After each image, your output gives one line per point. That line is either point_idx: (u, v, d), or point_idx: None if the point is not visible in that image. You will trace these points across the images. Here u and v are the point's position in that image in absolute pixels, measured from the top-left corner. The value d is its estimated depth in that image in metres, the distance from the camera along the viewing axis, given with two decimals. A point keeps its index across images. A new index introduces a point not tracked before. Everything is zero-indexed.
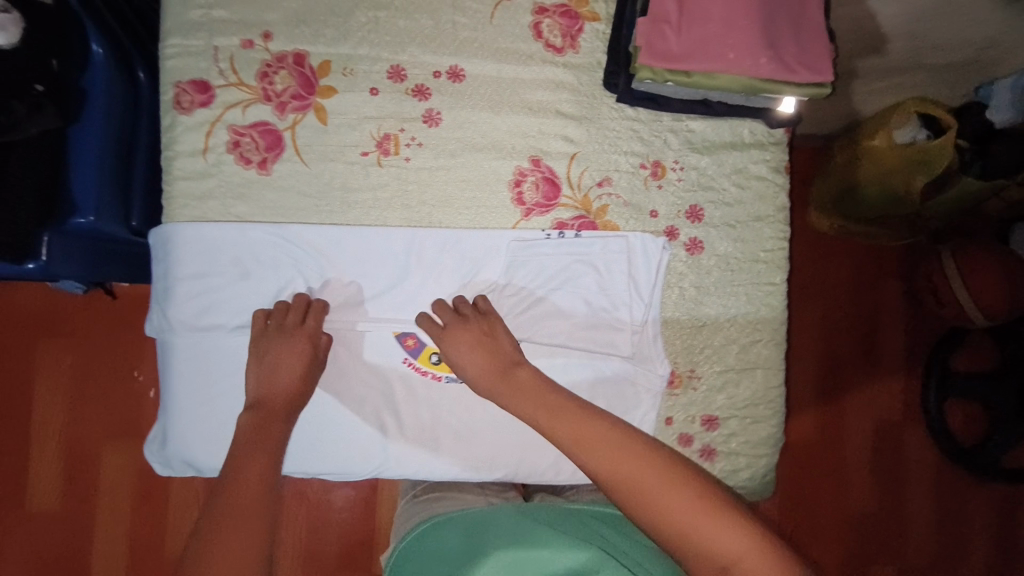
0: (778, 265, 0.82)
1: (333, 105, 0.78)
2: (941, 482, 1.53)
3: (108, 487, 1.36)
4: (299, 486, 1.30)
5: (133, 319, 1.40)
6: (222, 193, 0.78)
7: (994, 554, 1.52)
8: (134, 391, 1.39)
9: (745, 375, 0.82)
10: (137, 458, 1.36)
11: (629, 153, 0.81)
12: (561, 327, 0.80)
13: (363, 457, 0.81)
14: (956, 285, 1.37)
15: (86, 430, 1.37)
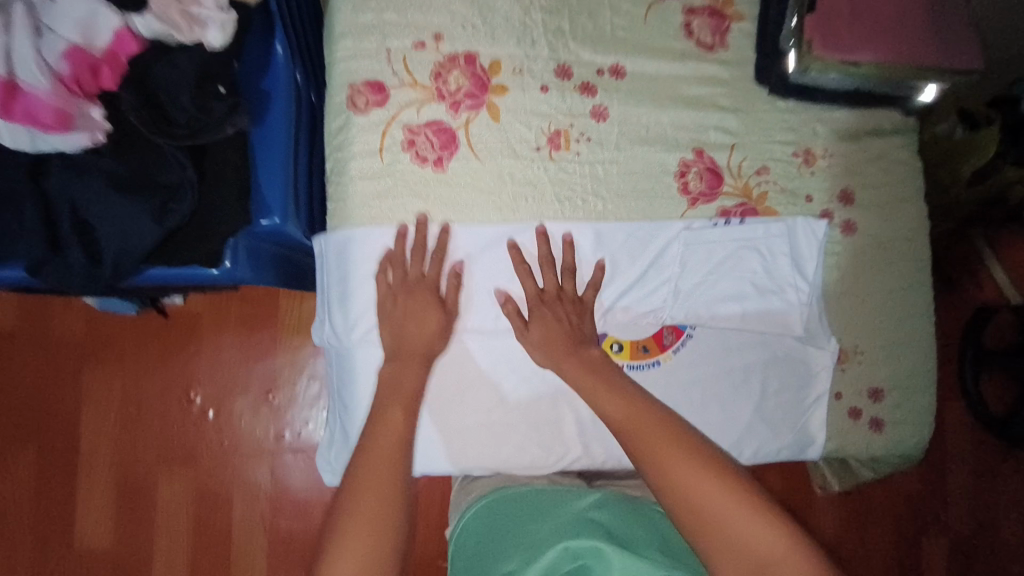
0: (923, 242, 0.87)
1: (505, 103, 0.80)
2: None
3: (164, 532, 1.17)
4: None
5: (187, 338, 1.20)
6: (400, 192, 0.77)
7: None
8: (191, 416, 1.19)
9: (904, 349, 0.85)
10: (200, 485, 1.18)
11: (782, 142, 0.85)
12: (734, 312, 0.82)
13: (550, 454, 0.80)
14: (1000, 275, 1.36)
15: (138, 464, 1.18)
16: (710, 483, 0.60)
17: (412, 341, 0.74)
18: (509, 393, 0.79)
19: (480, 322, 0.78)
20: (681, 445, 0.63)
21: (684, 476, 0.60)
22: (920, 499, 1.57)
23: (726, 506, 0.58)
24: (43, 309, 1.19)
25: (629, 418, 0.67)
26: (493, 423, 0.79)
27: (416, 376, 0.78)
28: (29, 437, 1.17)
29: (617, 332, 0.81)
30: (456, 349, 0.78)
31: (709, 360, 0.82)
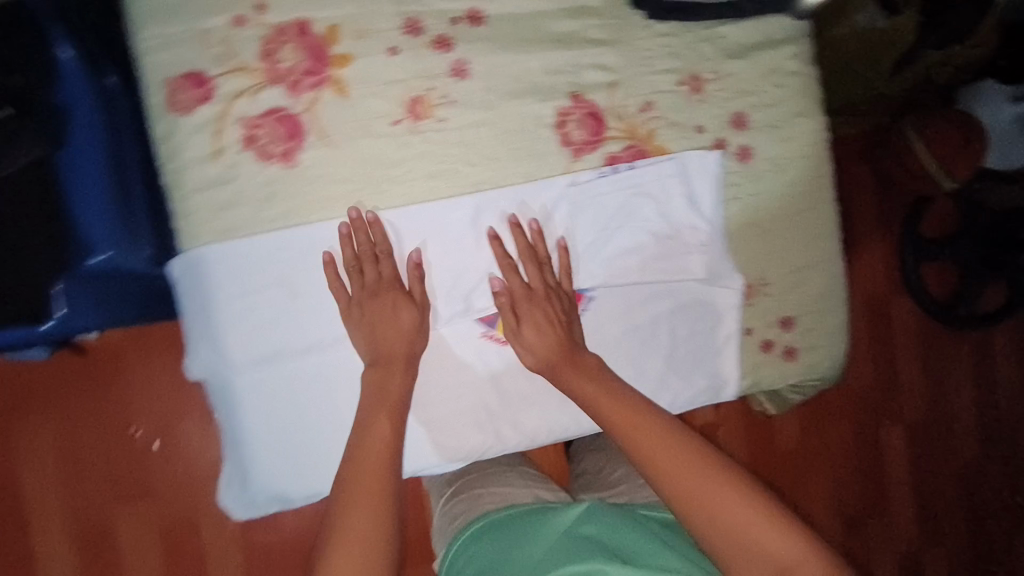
0: (824, 157, 0.83)
1: (352, 75, 0.70)
2: (921, 342, 1.80)
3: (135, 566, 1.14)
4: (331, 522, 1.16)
5: (113, 372, 1.14)
6: (250, 197, 0.70)
7: (969, 389, 1.83)
8: (137, 449, 1.15)
9: (810, 272, 0.83)
10: (162, 519, 1.15)
11: (666, 72, 0.78)
12: (633, 264, 0.79)
13: (462, 443, 0.78)
14: (917, 147, 1.50)
15: (90, 507, 1.13)
16: (720, 492, 0.65)
17: (389, 341, 0.73)
18: (409, 390, 0.76)
19: (449, 310, 0.76)
20: (691, 458, 0.68)
21: (699, 487, 0.65)
22: (861, 389, 1.75)
23: (738, 514, 0.64)
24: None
25: (633, 423, 0.71)
26: None
27: (307, 389, 0.74)
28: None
29: (512, 307, 0.78)
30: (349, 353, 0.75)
31: (612, 318, 0.80)
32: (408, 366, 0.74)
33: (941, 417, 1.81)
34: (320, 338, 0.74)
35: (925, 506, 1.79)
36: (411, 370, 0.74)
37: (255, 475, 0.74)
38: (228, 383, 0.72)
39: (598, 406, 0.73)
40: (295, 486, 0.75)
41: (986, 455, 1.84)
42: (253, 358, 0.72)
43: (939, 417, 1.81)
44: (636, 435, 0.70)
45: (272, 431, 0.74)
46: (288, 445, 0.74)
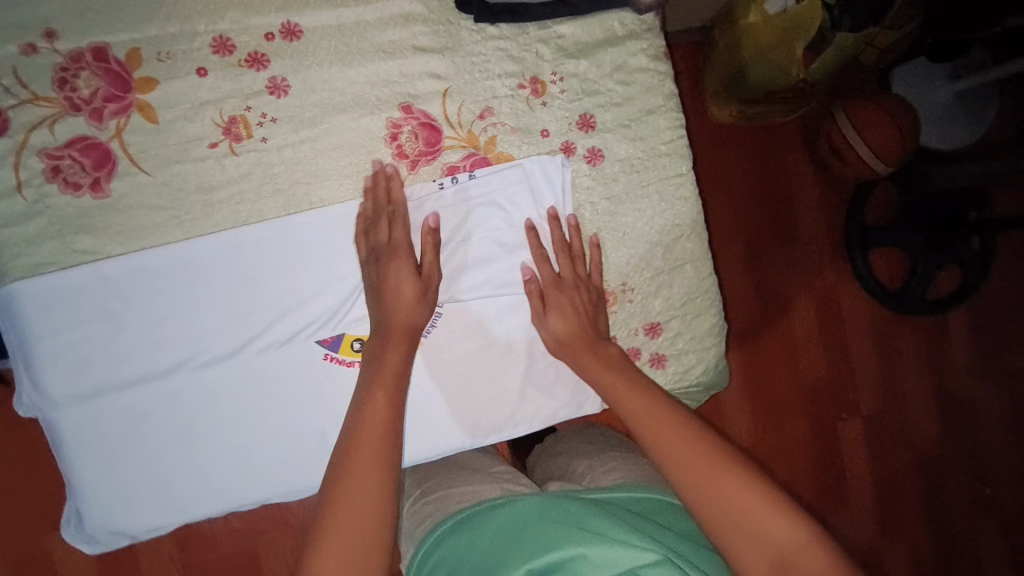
0: (682, 154, 0.79)
1: (159, 100, 0.68)
2: (876, 326, 1.61)
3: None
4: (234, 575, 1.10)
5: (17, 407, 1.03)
6: (58, 230, 0.67)
7: (933, 378, 1.63)
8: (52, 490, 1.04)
9: (676, 275, 0.80)
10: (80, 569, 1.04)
11: (503, 75, 0.75)
12: (482, 277, 0.75)
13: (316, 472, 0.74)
14: (852, 139, 1.41)
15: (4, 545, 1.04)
16: (731, 477, 0.61)
17: (391, 316, 0.69)
18: (250, 420, 0.72)
19: (461, 288, 0.75)
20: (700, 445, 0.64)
21: (707, 473, 0.62)
22: (814, 380, 1.58)
23: (745, 505, 0.59)
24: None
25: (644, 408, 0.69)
26: (238, 454, 0.72)
27: (141, 422, 0.69)
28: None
29: (354, 329, 0.73)
30: (184, 385, 0.70)
31: (466, 332, 0.76)
32: (408, 342, 0.70)
33: (906, 407, 1.62)
34: (147, 371, 0.69)
35: (891, 506, 1.59)
36: (410, 349, 0.70)
37: (88, 514, 0.70)
38: (52, 423, 0.68)
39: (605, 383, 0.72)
40: (133, 525, 0.71)
41: (959, 450, 1.63)
42: (75, 395, 0.68)
43: (904, 407, 1.62)
44: (646, 420, 0.67)
45: (103, 471, 0.69)
46: (122, 484, 0.70)
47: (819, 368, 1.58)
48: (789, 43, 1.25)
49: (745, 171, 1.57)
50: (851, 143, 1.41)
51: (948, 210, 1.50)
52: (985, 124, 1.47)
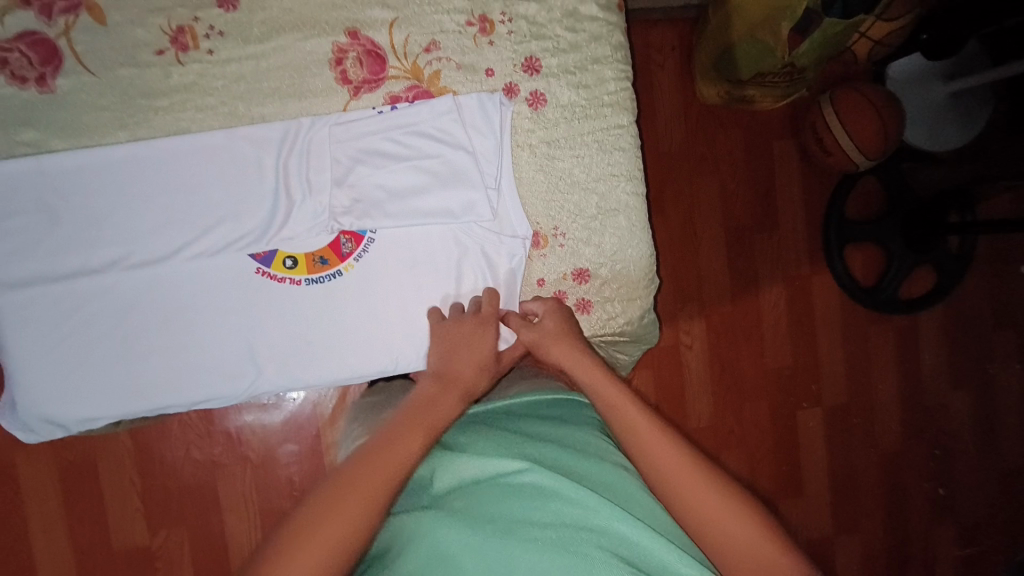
0: (625, 106, 0.81)
1: (108, 3, 0.69)
2: (847, 321, 1.57)
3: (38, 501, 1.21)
4: (181, 499, 1.18)
5: None
6: (4, 120, 0.70)
7: (901, 380, 1.59)
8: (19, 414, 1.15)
9: (609, 223, 0.81)
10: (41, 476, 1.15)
11: (452, 11, 0.76)
12: (413, 207, 0.78)
13: (243, 379, 0.77)
14: (838, 133, 1.37)
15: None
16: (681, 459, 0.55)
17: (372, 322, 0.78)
18: (178, 322, 0.75)
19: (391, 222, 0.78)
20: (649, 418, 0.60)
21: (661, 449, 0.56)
22: (781, 366, 1.54)
23: (687, 480, 0.54)
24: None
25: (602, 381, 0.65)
26: (168, 355, 0.75)
27: (73, 313, 0.73)
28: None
29: (287, 245, 0.77)
30: (117, 282, 0.74)
31: (394, 259, 0.80)
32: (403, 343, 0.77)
33: (871, 408, 1.58)
34: (82, 266, 0.73)
35: (846, 505, 1.56)
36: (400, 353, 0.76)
37: (22, 399, 0.73)
38: None
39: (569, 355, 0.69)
40: (62, 414, 0.73)
41: (922, 453, 1.59)
42: (15, 282, 0.71)
43: (867, 406, 1.58)
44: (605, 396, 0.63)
45: (36, 357, 0.73)
46: (52, 371, 0.73)
47: (784, 358, 1.54)
48: (777, 22, 1.24)
49: (731, 154, 1.51)
50: (836, 136, 1.38)
51: (927, 210, 1.41)
52: (971, 132, 1.43)
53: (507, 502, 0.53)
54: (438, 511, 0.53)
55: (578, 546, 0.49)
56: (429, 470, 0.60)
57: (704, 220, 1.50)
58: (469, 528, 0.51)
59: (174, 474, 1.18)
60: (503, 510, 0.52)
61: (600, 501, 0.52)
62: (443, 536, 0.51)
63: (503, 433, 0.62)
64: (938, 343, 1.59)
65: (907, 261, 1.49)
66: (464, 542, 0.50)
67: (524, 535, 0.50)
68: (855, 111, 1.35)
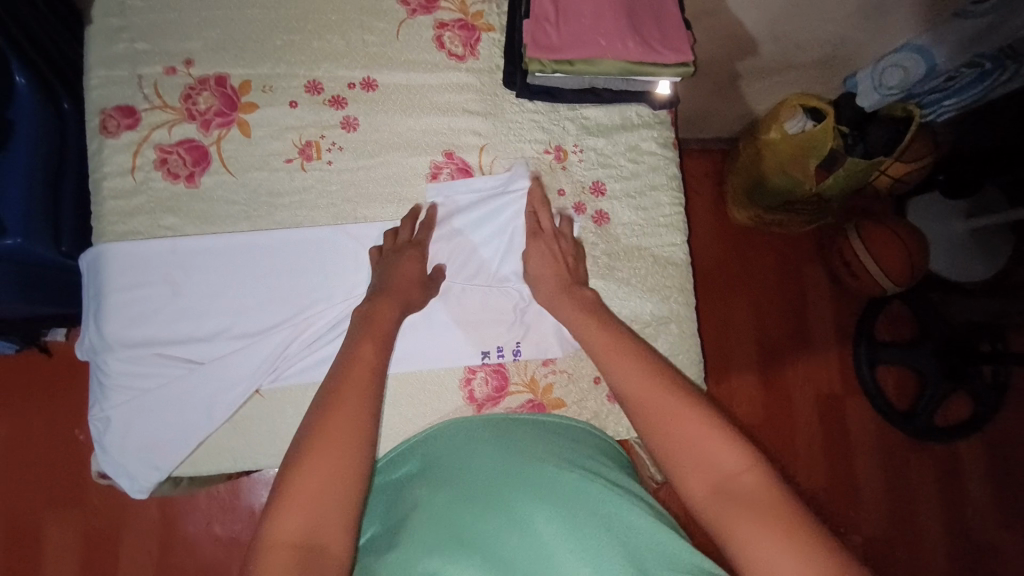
0: (677, 227, 0.91)
1: (255, 120, 0.85)
2: (885, 445, 1.55)
3: (50, 564, 1.27)
4: (208, 564, 1.29)
5: (67, 377, 1.34)
6: (152, 207, 0.82)
7: (943, 511, 1.53)
8: (77, 452, 1.32)
9: (662, 329, 0.88)
10: (86, 522, 1.29)
11: (533, 141, 0.90)
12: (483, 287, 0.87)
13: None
14: (865, 258, 1.46)
15: (24, 507, 1.29)
16: (684, 419, 0.61)
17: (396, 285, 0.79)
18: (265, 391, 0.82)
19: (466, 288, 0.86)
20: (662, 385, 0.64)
21: (655, 408, 0.62)
22: (814, 487, 1.51)
23: (691, 433, 0.60)
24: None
25: (613, 352, 0.70)
26: (248, 426, 0.82)
27: (173, 374, 0.80)
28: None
29: None
30: (219, 351, 0.82)
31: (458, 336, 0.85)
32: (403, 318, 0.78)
33: (912, 544, 1.51)
34: (190, 336, 0.82)
35: None
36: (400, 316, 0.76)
37: (110, 455, 0.79)
38: (104, 362, 0.80)
39: (591, 337, 0.74)
40: (148, 467, 0.79)
41: None
42: (128, 349, 0.80)
43: (910, 538, 1.51)
44: (616, 363, 0.69)
45: (135, 414, 0.79)
46: (147, 429, 0.80)
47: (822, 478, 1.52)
48: (804, 161, 1.35)
49: (762, 271, 1.61)
50: (862, 261, 1.46)
51: (959, 343, 1.46)
52: (995, 264, 1.52)
53: (527, 495, 0.62)
54: (429, 510, 0.63)
55: (594, 539, 0.58)
56: (460, 459, 0.69)
57: (736, 330, 1.57)
58: (486, 514, 0.61)
59: (206, 536, 1.30)
60: (495, 504, 0.62)
61: (612, 507, 0.62)
62: (465, 520, 0.61)
63: (521, 440, 0.72)
64: (979, 475, 1.55)
65: (943, 386, 1.49)
66: (454, 545, 0.59)
67: (543, 523, 0.59)
68: (880, 241, 1.44)
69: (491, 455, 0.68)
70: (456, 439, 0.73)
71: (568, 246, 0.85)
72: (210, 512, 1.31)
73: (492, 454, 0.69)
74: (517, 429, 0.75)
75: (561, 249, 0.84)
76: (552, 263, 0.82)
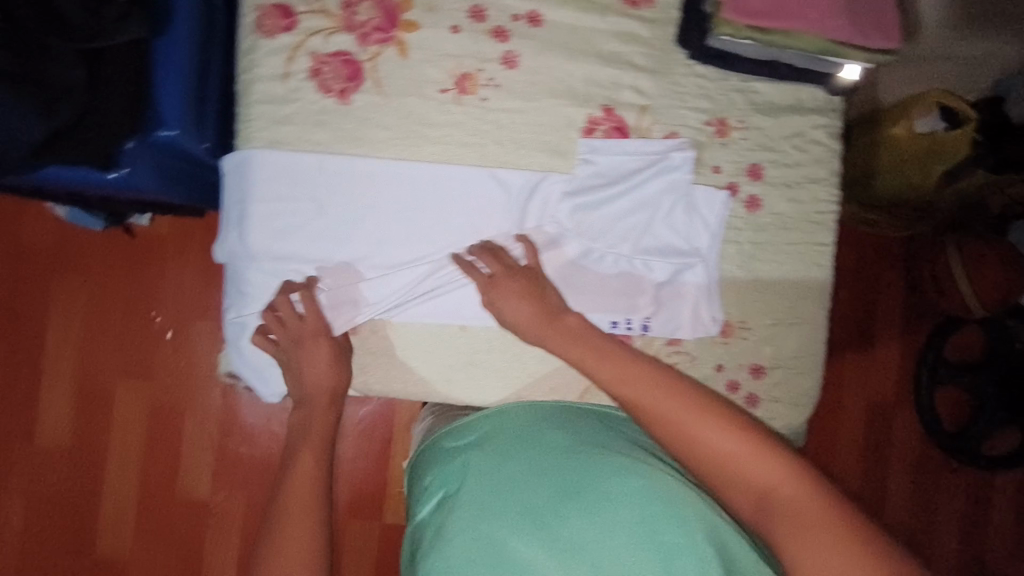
0: (828, 226, 0.87)
1: (414, 41, 0.79)
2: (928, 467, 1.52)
3: (119, 432, 1.34)
4: (266, 457, 1.36)
5: (147, 259, 1.34)
6: (303, 120, 0.79)
7: (973, 540, 1.53)
8: (150, 333, 1.34)
9: (791, 329, 0.86)
10: (154, 399, 1.34)
11: (697, 110, 0.84)
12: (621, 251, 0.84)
13: (444, 387, 0.86)
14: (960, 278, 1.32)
15: (98, 374, 1.33)
16: (706, 423, 0.63)
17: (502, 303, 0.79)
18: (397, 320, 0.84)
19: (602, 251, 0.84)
20: (676, 400, 0.65)
21: (684, 433, 0.63)
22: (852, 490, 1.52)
23: (717, 447, 0.62)
24: (19, 220, 1.32)
25: (624, 379, 0.69)
26: (379, 354, 0.85)
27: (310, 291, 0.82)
28: (2, 330, 1.32)
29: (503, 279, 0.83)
30: (356, 276, 0.82)
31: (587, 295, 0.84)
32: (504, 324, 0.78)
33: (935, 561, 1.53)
34: (329, 256, 0.82)
35: None
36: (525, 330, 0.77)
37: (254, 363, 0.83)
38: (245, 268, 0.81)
39: (586, 361, 0.73)
40: (281, 375, 0.83)
41: None
42: (271, 260, 0.80)
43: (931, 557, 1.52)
44: (627, 386, 0.68)
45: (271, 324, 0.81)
46: None
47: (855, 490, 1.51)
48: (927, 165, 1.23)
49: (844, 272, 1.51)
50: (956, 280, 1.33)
51: None
52: None
53: (592, 481, 0.67)
54: (487, 486, 0.70)
55: (661, 537, 0.62)
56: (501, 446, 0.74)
57: None
58: (525, 512, 0.67)
59: (268, 431, 1.36)
60: (562, 489, 0.67)
61: (679, 496, 0.65)
62: (511, 511, 0.67)
63: (562, 431, 0.75)
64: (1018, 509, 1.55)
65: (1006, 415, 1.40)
66: (515, 528, 0.65)
67: (602, 517, 0.64)
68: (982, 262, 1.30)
69: (538, 446, 0.73)
70: (498, 425, 0.78)
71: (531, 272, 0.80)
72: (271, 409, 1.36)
73: (539, 445, 0.73)
74: (559, 417, 0.79)
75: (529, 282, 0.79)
76: (516, 301, 0.78)
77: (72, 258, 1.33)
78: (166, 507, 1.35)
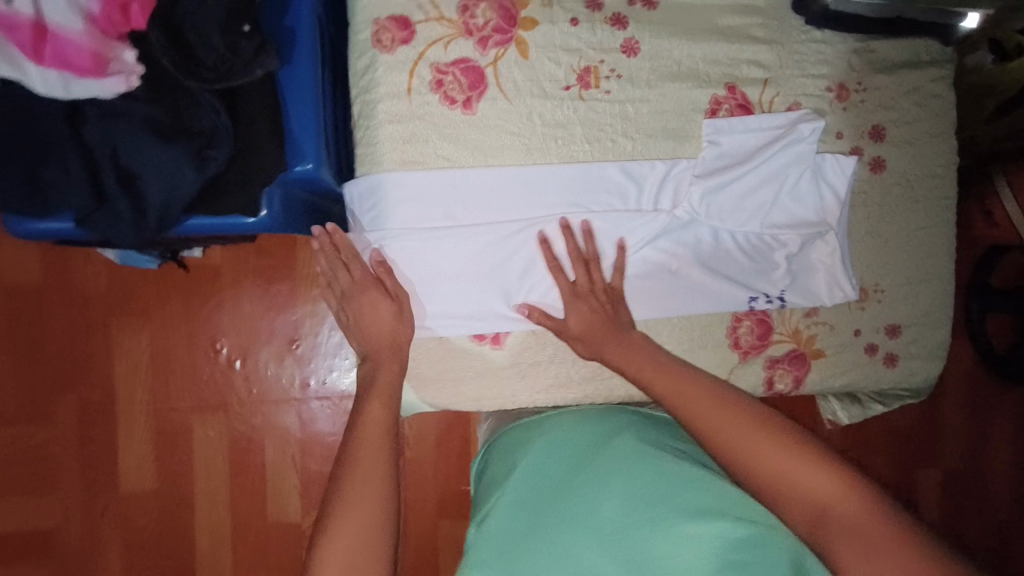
0: (950, 178, 0.87)
1: (534, 38, 0.77)
2: None
3: (202, 465, 1.26)
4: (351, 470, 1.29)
5: (207, 287, 1.25)
6: (429, 135, 0.76)
7: None
8: (220, 362, 1.25)
9: (922, 286, 0.87)
10: (235, 427, 1.26)
11: (816, 76, 0.83)
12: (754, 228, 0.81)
13: (591, 393, 0.84)
14: None
15: (171, 408, 1.25)
16: (745, 433, 0.57)
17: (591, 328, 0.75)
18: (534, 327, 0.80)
19: (737, 229, 0.81)
20: (710, 399, 0.61)
21: (722, 429, 0.58)
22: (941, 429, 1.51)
23: (754, 448, 0.56)
24: (66, 262, 1.22)
25: (683, 395, 0.62)
26: (522, 367, 0.82)
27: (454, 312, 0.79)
28: (69, 379, 1.24)
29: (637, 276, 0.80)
30: (496, 290, 0.79)
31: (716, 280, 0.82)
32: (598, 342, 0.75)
33: None
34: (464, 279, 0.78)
35: None
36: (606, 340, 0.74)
37: None
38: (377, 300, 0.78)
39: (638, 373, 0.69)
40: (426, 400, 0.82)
41: None
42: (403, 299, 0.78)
43: None
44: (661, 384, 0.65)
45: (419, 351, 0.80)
46: (427, 366, 0.80)
47: (962, 428, 1.33)
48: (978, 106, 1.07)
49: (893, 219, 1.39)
50: None
51: None
52: None
53: (661, 483, 0.63)
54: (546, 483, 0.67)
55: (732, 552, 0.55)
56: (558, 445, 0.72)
57: None
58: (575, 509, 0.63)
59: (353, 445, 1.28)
60: (638, 499, 0.62)
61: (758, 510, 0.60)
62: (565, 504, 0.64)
63: (626, 428, 0.71)
64: None
65: None
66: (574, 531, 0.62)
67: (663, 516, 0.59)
68: None
69: (598, 444, 0.70)
70: (559, 423, 0.75)
71: (607, 293, 0.77)
72: (352, 422, 1.28)
73: (599, 441, 0.70)
74: (629, 418, 0.75)
75: (601, 302, 0.76)
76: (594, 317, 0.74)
77: (129, 292, 1.24)
78: (260, 538, 1.27)
